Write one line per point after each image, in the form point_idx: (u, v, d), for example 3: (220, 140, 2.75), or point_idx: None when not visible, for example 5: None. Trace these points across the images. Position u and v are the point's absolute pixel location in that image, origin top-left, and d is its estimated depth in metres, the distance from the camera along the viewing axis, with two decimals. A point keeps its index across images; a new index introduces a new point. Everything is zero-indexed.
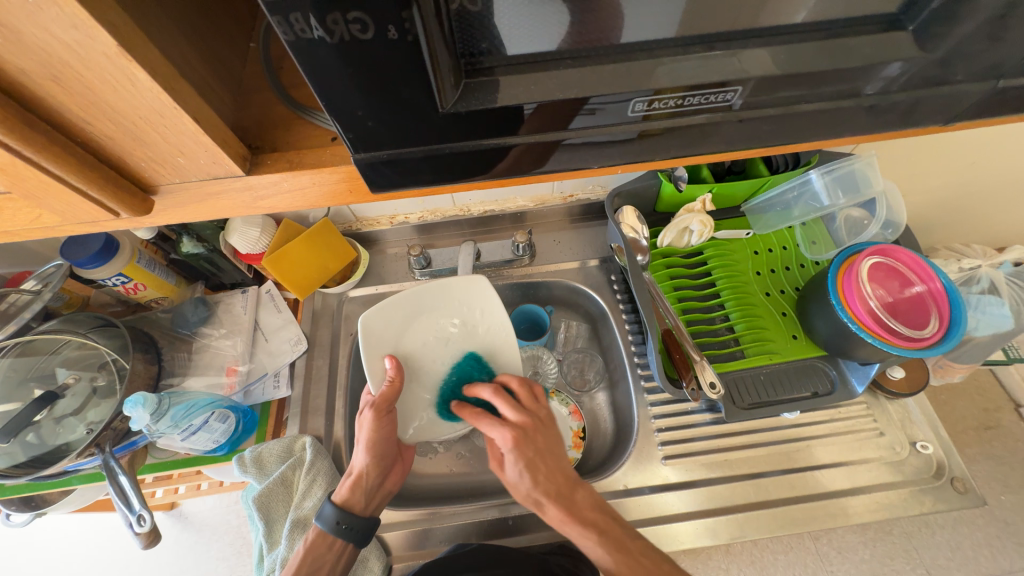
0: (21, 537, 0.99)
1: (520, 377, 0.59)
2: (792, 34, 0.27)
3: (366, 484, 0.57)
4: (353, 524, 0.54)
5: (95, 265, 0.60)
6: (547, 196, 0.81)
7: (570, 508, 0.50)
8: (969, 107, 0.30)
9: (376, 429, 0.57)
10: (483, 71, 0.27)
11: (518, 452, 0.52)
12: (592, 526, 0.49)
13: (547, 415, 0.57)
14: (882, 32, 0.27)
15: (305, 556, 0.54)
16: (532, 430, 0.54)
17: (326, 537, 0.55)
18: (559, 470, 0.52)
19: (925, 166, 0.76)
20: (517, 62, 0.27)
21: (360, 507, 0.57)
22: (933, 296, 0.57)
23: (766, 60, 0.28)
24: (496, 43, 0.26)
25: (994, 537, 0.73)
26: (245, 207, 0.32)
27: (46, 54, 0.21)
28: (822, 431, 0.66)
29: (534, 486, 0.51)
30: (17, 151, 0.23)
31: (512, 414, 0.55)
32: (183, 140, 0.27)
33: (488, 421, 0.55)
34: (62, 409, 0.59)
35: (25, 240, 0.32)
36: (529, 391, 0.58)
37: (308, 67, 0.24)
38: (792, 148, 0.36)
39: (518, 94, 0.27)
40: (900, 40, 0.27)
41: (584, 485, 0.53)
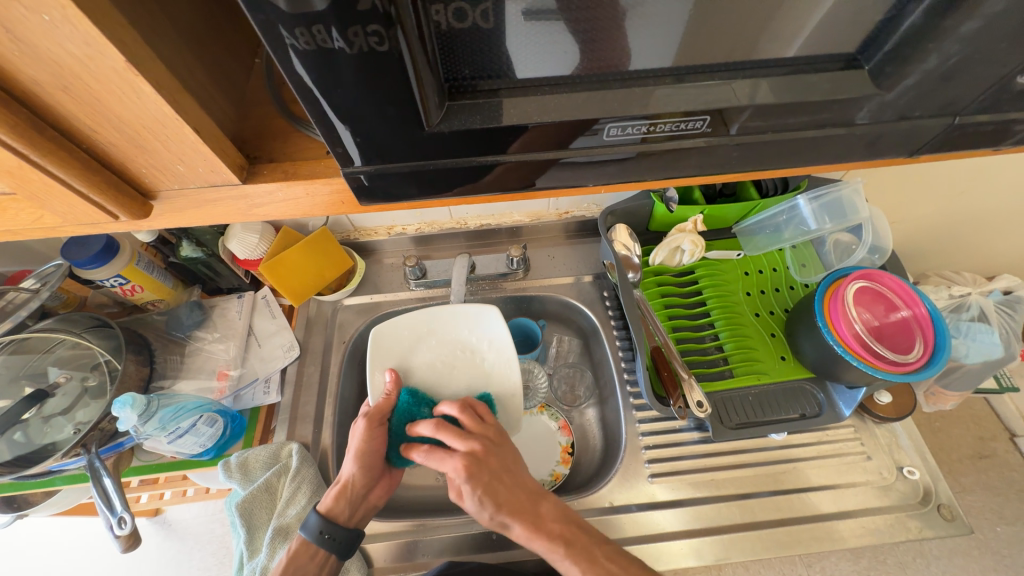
0: (0, 539, 0.98)
1: (458, 402, 0.58)
2: (759, 68, 0.29)
3: (353, 494, 0.57)
4: (336, 534, 0.54)
5: (94, 266, 0.61)
6: (542, 212, 0.82)
7: (533, 524, 0.49)
8: (932, 142, 0.32)
9: (368, 439, 0.57)
10: (480, 91, 0.28)
11: (473, 480, 0.51)
12: (558, 538, 0.48)
13: (497, 434, 0.56)
14: (841, 70, 0.29)
15: (287, 566, 0.52)
16: (483, 453, 0.53)
17: (309, 547, 0.54)
18: (517, 487, 0.52)
19: (910, 194, 0.77)
20: (497, 84, 0.28)
21: (346, 517, 0.56)
22: (918, 322, 0.58)
23: (734, 91, 0.29)
24: (505, 67, 0.27)
25: (989, 570, 0.72)
26: (239, 214, 0.33)
27: (59, 66, 0.22)
28: (809, 454, 0.66)
29: (496, 509, 0.50)
30: (23, 154, 0.25)
31: (459, 443, 0.53)
32: (184, 150, 0.28)
33: (437, 454, 0.54)
34: (52, 408, 0.59)
35: (25, 239, 0.33)
36: (470, 413, 0.57)
37: (322, 76, 0.25)
38: (771, 173, 0.38)
39: (519, 113, 0.28)
40: (858, 77, 0.29)
41: (548, 497, 0.52)
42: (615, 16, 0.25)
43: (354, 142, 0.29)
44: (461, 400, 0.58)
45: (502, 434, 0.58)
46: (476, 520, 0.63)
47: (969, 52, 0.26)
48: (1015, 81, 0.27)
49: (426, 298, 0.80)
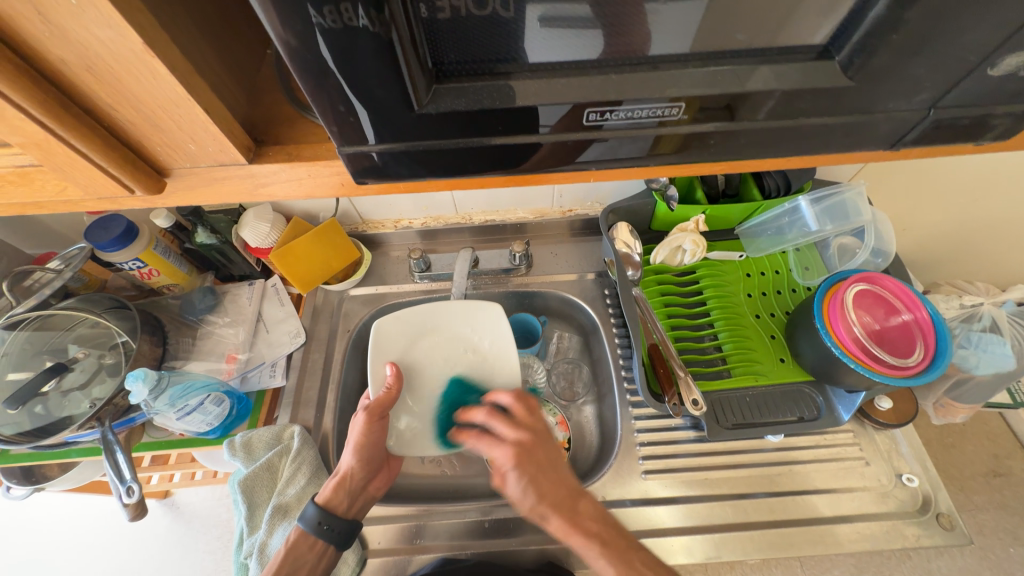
0: (18, 513, 1.02)
1: (512, 392, 0.59)
2: (734, 57, 0.28)
3: (349, 487, 0.58)
4: (334, 525, 0.55)
5: (114, 249, 0.64)
6: (546, 209, 0.83)
7: (572, 521, 0.49)
8: (912, 138, 0.32)
9: (367, 432, 0.57)
10: (494, 74, 0.28)
11: (520, 469, 0.51)
12: (595, 537, 0.49)
13: (542, 427, 0.56)
14: (811, 62, 0.28)
15: (285, 556, 0.54)
16: (532, 444, 0.53)
17: (307, 538, 0.55)
18: (559, 484, 0.52)
19: (919, 201, 0.77)
20: (480, 70, 0.28)
21: (344, 508, 0.57)
22: (919, 326, 0.58)
23: (701, 80, 0.28)
24: (518, 52, 0.27)
25: None
26: (246, 194, 0.35)
27: (83, 47, 0.24)
28: (807, 456, 0.66)
29: (537, 503, 0.50)
30: (50, 128, 0.27)
31: (510, 431, 0.54)
32: (196, 129, 0.30)
33: (488, 442, 0.54)
34: (69, 382, 0.62)
35: (51, 212, 0.35)
36: (524, 405, 0.57)
37: (342, 55, 0.25)
38: (761, 167, 0.38)
39: (532, 95, 0.29)
40: (831, 70, 0.28)
41: (587, 496, 0.52)
42: (617, 9, 0.25)
43: (347, 124, 0.29)
44: (516, 390, 0.59)
45: (549, 429, 0.57)
46: (472, 509, 0.65)
47: (943, 47, 0.26)
48: (986, 73, 0.27)
49: (430, 290, 0.82)
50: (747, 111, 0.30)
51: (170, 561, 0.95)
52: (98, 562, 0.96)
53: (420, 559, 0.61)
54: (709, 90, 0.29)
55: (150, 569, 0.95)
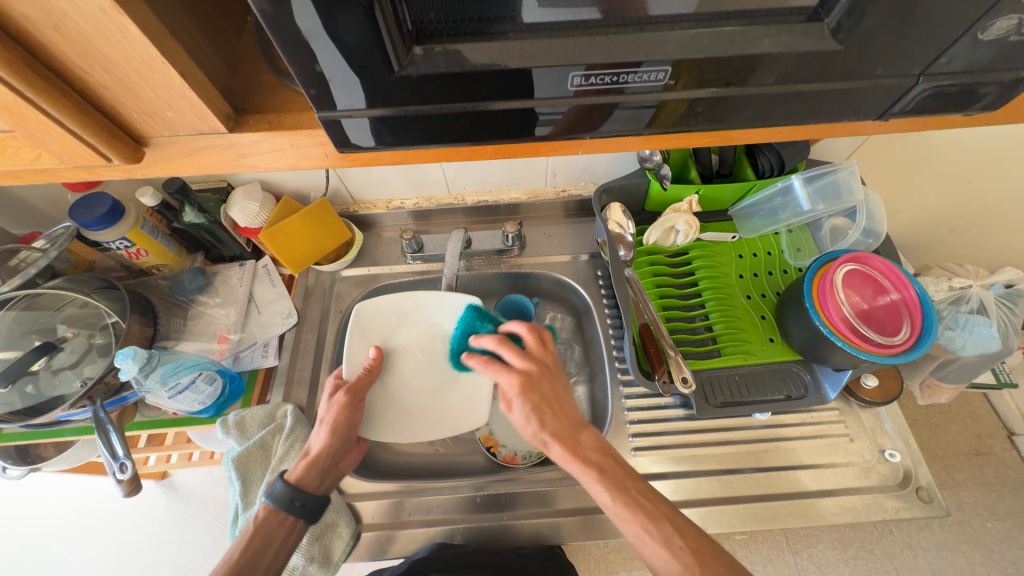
0: (16, 494, 1.03)
1: (525, 323, 0.57)
2: (720, 21, 0.28)
3: (319, 465, 0.56)
4: (307, 501, 0.53)
5: (100, 227, 0.63)
6: (539, 190, 0.83)
7: (572, 448, 0.50)
8: (902, 106, 0.32)
9: (343, 414, 0.55)
10: (485, 35, 0.28)
11: (525, 396, 0.52)
12: (592, 465, 0.49)
13: (552, 361, 0.56)
14: (803, 23, 0.28)
15: (255, 533, 0.51)
16: (538, 375, 0.54)
17: (278, 515, 0.53)
18: (564, 415, 0.52)
19: (913, 182, 0.76)
20: (463, 30, 0.28)
21: (315, 486, 0.56)
22: (906, 305, 0.58)
23: (688, 45, 0.28)
24: (513, 10, 0.27)
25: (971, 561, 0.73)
26: (229, 164, 0.35)
27: (49, 3, 0.23)
28: (793, 433, 0.67)
29: (540, 427, 0.52)
30: (19, 90, 0.26)
31: (517, 360, 0.54)
32: (172, 95, 0.29)
33: (494, 367, 0.55)
34: (60, 362, 0.62)
35: (30, 182, 0.34)
36: (536, 337, 0.56)
37: (327, 17, 0.24)
38: (751, 141, 0.38)
39: (521, 58, 0.28)
40: (824, 33, 0.28)
41: (590, 429, 0.52)
42: None
43: (326, 88, 0.28)
44: (531, 323, 0.57)
45: (559, 363, 0.57)
46: (465, 485, 0.66)
47: (932, 9, 0.26)
48: (975, 39, 0.27)
49: (423, 271, 0.81)
50: (735, 78, 0.30)
51: (170, 540, 0.96)
52: (99, 540, 0.98)
53: (414, 532, 0.63)
54: (697, 55, 0.28)
55: (150, 547, 0.96)
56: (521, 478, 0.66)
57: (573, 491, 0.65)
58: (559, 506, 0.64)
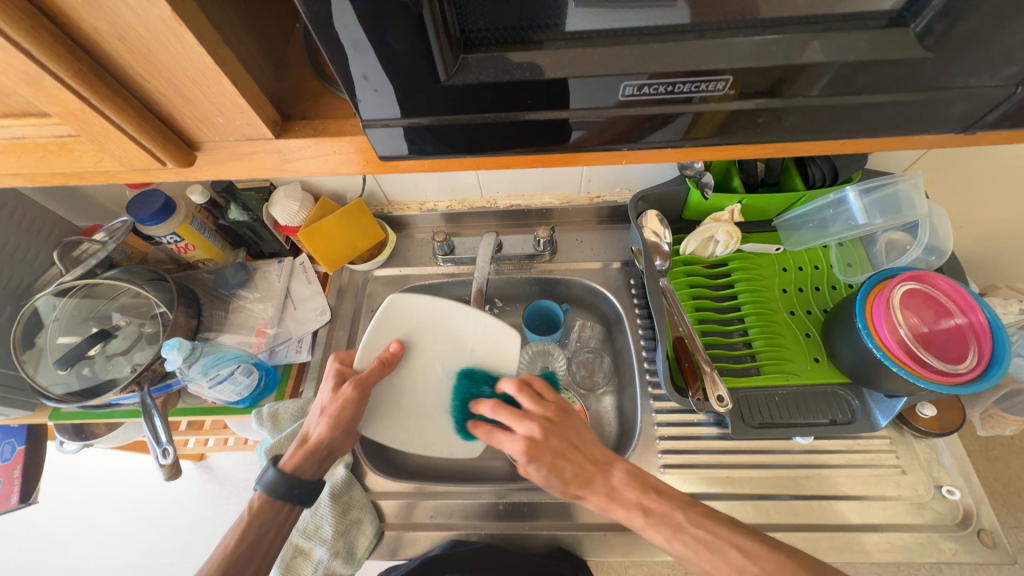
0: (70, 467, 1.10)
1: (515, 382, 0.56)
2: (783, 26, 0.26)
3: (315, 452, 0.57)
4: (304, 489, 0.55)
5: (153, 223, 0.66)
6: (573, 195, 0.81)
7: (607, 496, 0.49)
8: (991, 118, 0.29)
9: (347, 407, 0.55)
10: (527, 42, 0.27)
11: (535, 463, 0.50)
12: (636, 507, 0.48)
13: (555, 412, 0.54)
14: (881, 29, 0.25)
15: (251, 522, 0.53)
16: (545, 435, 0.52)
17: (273, 502, 0.54)
18: (587, 464, 0.51)
19: (984, 195, 0.70)
20: (509, 39, 0.27)
21: (311, 473, 0.57)
22: (974, 330, 0.53)
23: (748, 51, 0.26)
24: (558, 17, 0.26)
25: None
26: (273, 169, 0.35)
27: (116, 15, 0.24)
28: (838, 461, 0.63)
29: (564, 487, 0.51)
30: (84, 98, 0.27)
31: (517, 424, 0.52)
32: (224, 102, 0.30)
33: (498, 437, 0.53)
34: (114, 348, 0.66)
35: (91, 183, 0.36)
36: (529, 394, 0.55)
37: (376, 23, 0.24)
38: (808, 152, 0.35)
39: (566, 68, 0.27)
40: (900, 38, 0.25)
41: (619, 464, 0.51)
42: None
43: (371, 98, 0.28)
44: (519, 380, 0.56)
45: (568, 407, 0.56)
46: (487, 491, 0.65)
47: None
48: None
49: (453, 274, 0.82)
50: (798, 87, 0.28)
51: (205, 520, 1.01)
52: (141, 516, 1.03)
53: (435, 535, 0.63)
54: (758, 63, 0.26)
55: (186, 525, 1.01)
56: (544, 488, 0.65)
57: (596, 506, 0.63)
58: (580, 520, 0.63)
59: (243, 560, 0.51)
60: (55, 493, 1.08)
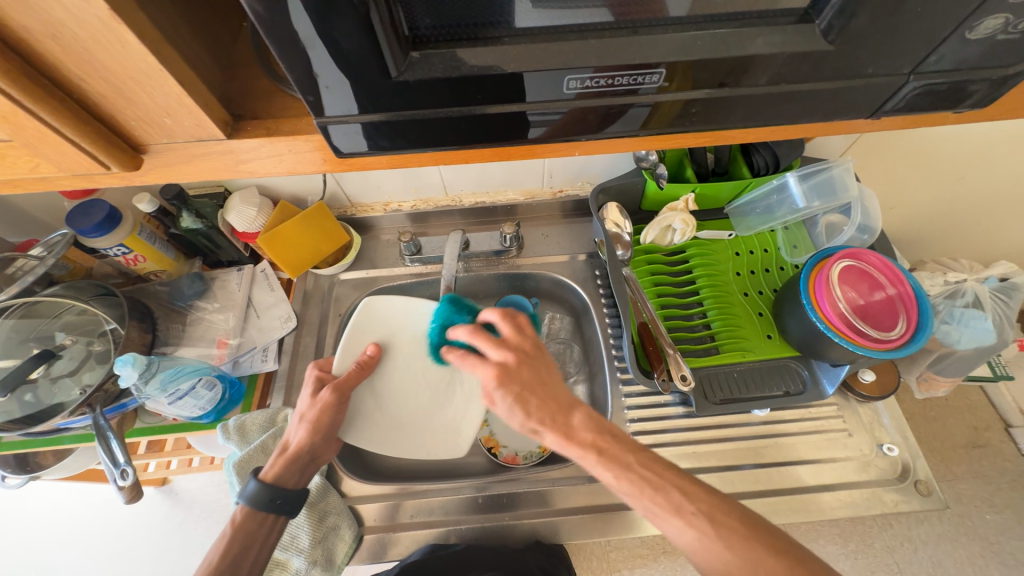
0: (15, 504, 1.02)
1: (499, 309, 0.57)
2: (709, 23, 0.28)
3: (297, 460, 0.56)
4: (288, 498, 0.54)
5: (97, 234, 0.63)
6: (536, 190, 0.83)
7: (565, 433, 0.48)
8: (894, 105, 0.32)
9: (324, 412, 0.54)
10: (479, 39, 0.28)
11: (503, 389, 0.50)
12: (590, 447, 0.47)
13: (532, 346, 0.55)
14: (794, 24, 0.28)
15: (234, 536, 0.51)
16: (517, 364, 0.52)
17: (256, 515, 0.53)
18: (551, 400, 0.50)
19: (908, 177, 0.77)
20: (457, 36, 0.28)
21: (293, 482, 0.56)
22: (902, 300, 0.59)
23: (680, 46, 0.28)
24: (506, 14, 0.27)
25: (977, 556, 0.74)
26: (227, 170, 0.35)
27: (46, 12, 0.23)
28: (793, 429, 0.67)
29: (526, 417, 0.49)
30: (15, 100, 0.26)
31: (494, 351, 0.53)
32: (169, 102, 0.29)
33: (472, 360, 0.53)
34: (59, 370, 0.62)
35: (27, 191, 0.34)
36: (512, 323, 0.56)
37: (319, 22, 0.25)
38: (744, 140, 0.38)
39: (513, 63, 0.28)
40: (811, 33, 0.28)
41: (581, 407, 0.50)
42: None
43: (323, 95, 0.28)
44: (505, 308, 0.57)
45: (541, 347, 0.56)
46: (467, 485, 0.66)
47: (924, 8, 0.26)
48: (964, 37, 0.27)
49: (422, 274, 0.82)
50: (729, 78, 0.30)
51: (172, 546, 0.96)
52: (100, 549, 0.97)
53: (417, 534, 0.63)
54: (691, 57, 0.28)
55: (152, 553, 0.96)
56: (522, 478, 0.66)
57: (572, 491, 0.65)
58: (558, 506, 0.64)
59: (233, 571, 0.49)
60: (1, 533, 1.00)
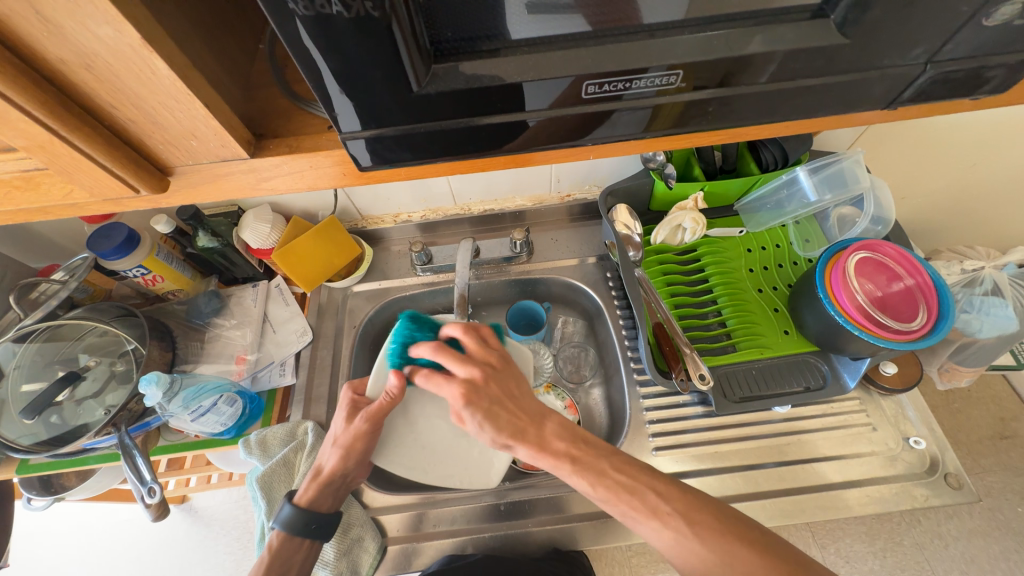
0: (40, 525, 1.03)
1: (461, 324, 0.54)
2: (722, 22, 0.28)
3: (330, 485, 0.56)
4: (322, 523, 0.55)
5: (117, 257, 0.64)
6: (544, 196, 0.84)
7: (538, 444, 0.49)
8: (910, 93, 0.32)
9: (359, 438, 0.53)
10: (478, 52, 0.29)
11: (472, 407, 0.49)
12: (563, 456, 0.48)
13: (498, 359, 0.54)
14: (808, 20, 0.28)
15: (272, 562, 0.52)
16: (485, 380, 0.51)
17: (290, 542, 0.53)
18: (522, 414, 0.51)
19: (918, 165, 0.76)
20: (466, 50, 0.28)
21: (326, 505, 0.56)
22: (922, 290, 0.58)
23: (695, 47, 0.29)
24: (500, 27, 0.28)
25: (1010, 550, 0.72)
26: (249, 189, 0.36)
27: (79, 44, 0.24)
28: (814, 426, 0.66)
29: (497, 434, 0.49)
30: (52, 129, 0.27)
31: (459, 368, 0.50)
32: (196, 124, 0.30)
33: (438, 379, 0.50)
34: (82, 391, 0.63)
35: (59, 217, 0.36)
36: (473, 336, 0.54)
37: (327, 45, 0.25)
38: (757, 137, 0.38)
39: (520, 72, 0.29)
40: (826, 27, 0.28)
41: (552, 417, 0.52)
42: None
43: (348, 109, 0.29)
44: (465, 321, 0.55)
45: (507, 359, 0.55)
46: (486, 493, 0.66)
47: None
48: (982, 24, 0.27)
49: (433, 283, 0.82)
50: (742, 77, 0.30)
51: (193, 564, 0.96)
52: (122, 569, 0.98)
53: (438, 544, 0.63)
54: (704, 56, 0.29)
55: (173, 572, 0.97)
56: (542, 484, 0.66)
57: (590, 497, 0.64)
58: (576, 511, 0.64)
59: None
60: (27, 554, 1.01)
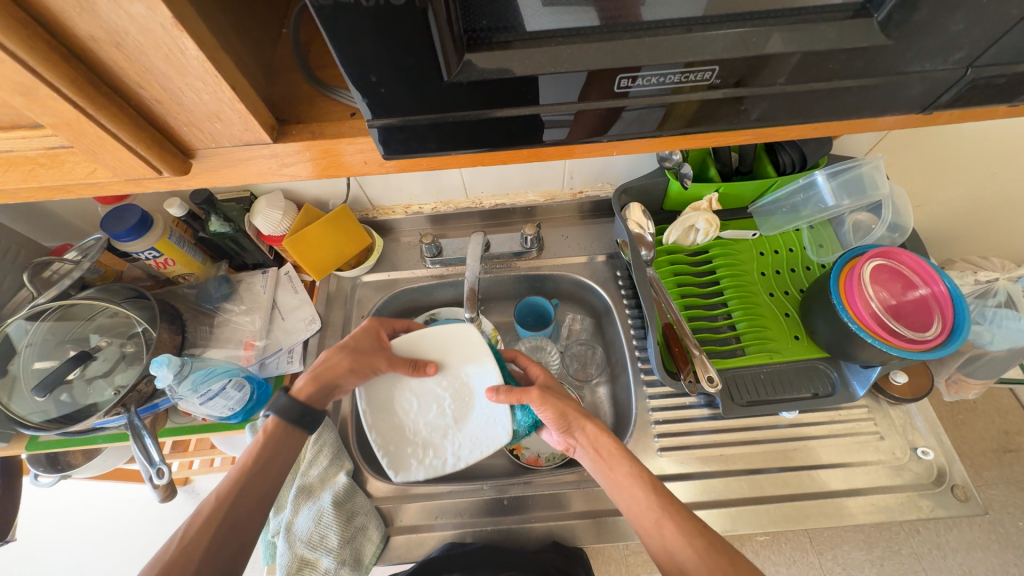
0: (43, 501, 1.05)
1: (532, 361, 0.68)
2: (758, 20, 0.28)
3: (325, 384, 0.57)
4: (312, 420, 0.55)
5: (129, 238, 0.64)
6: (557, 191, 0.83)
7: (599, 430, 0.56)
8: (948, 98, 0.31)
9: (373, 361, 0.59)
10: (494, 43, 0.28)
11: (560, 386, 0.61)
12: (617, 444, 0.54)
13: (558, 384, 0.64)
14: (848, 19, 0.28)
15: (266, 441, 0.52)
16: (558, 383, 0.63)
17: (286, 428, 0.53)
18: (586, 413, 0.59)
19: (938, 173, 0.75)
20: (489, 40, 0.28)
21: (315, 404, 0.57)
22: (937, 300, 0.57)
23: (729, 44, 0.28)
24: (518, 19, 0.27)
25: (1010, 564, 0.72)
26: (270, 174, 0.36)
27: (111, 22, 0.24)
28: (820, 432, 0.66)
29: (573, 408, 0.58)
30: (80, 107, 0.27)
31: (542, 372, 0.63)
32: (222, 107, 0.30)
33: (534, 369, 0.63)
34: (93, 371, 0.63)
35: (80, 195, 0.36)
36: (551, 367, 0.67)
37: (345, 34, 0.25)
38: (783, 138, 0.38)
39: (536, 64, 0.28)
40: (866, 28, 0.28)
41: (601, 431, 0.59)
42: None
43: (377, 95, 0.29)
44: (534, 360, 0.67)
45: None
46: (488, 487, 0.66)
47: None
48: None
49: (442, 275, 0.82)
50: (776, 75, 0.30)
51: None
52: (124, 547, 0.99)
53: (441, 534, 0.63)
54: (733, 53, 0.28)
55: None
56: (545, 480, 0.66)
57: (593, 494, 0.64)
58: (577, 508, 0.64)
59: (243, 491, 0.48)
60: (31, 529, 1.03)
